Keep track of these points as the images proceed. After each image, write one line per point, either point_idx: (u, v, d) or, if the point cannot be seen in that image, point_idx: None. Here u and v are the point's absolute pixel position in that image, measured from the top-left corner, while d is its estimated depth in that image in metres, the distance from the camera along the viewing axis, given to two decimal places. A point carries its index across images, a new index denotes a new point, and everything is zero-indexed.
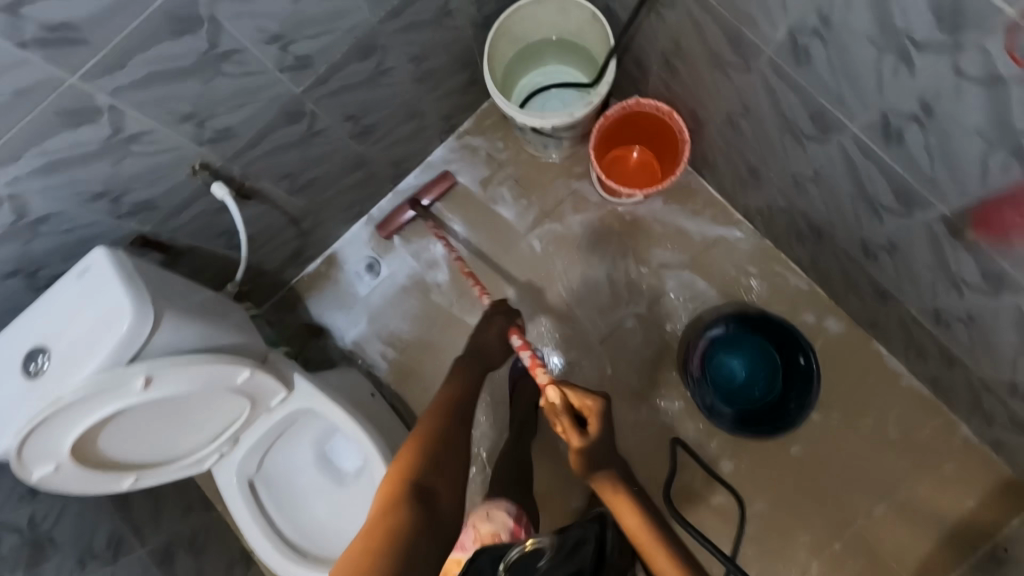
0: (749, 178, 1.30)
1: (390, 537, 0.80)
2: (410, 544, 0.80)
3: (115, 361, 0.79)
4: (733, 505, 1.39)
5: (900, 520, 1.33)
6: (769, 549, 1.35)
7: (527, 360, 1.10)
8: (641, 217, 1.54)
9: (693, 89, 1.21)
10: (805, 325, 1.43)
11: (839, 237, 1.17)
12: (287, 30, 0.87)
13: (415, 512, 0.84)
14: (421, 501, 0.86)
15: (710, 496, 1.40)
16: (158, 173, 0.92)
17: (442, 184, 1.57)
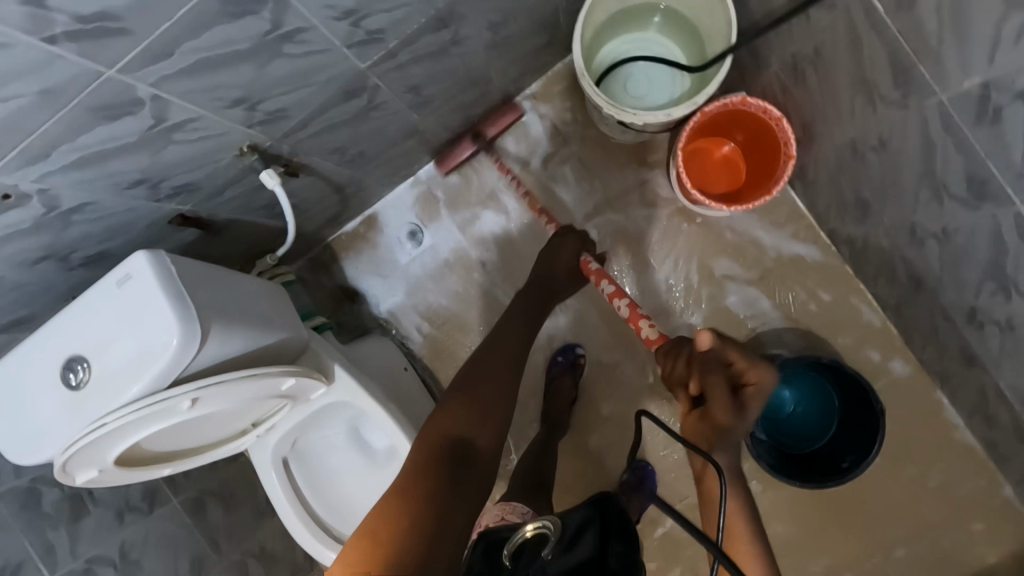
0: (852, 205, 1.15)
1: (417, 492, 0.75)
2: (439, 499, 0.75)
3: (159, 386, 0.73)
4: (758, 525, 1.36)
5: (920, 565, 1.31)
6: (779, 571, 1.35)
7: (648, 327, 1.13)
8: (713, 220, 1.40)
9: (816, 100, 1.04)
10: (867, 362, 1.34)
11: (943, 295, 1.05)
12: (362, 5, 0.72)
13: (447, 473, 0.79)
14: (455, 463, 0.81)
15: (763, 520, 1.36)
16: (203, 158, 0.80)
17: (506, 118, 1.42)
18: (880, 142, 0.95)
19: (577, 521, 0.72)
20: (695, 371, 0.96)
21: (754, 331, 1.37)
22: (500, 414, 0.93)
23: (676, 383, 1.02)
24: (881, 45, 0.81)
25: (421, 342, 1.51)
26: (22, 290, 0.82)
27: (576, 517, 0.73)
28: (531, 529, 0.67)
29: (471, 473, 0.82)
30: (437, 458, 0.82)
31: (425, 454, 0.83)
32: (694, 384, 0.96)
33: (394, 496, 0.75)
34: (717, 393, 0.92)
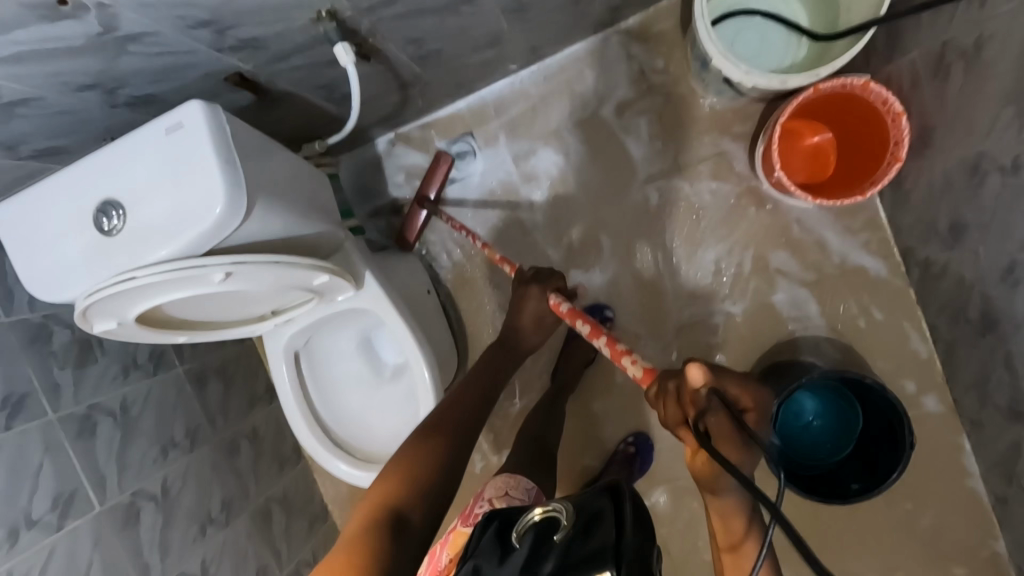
0: (944, 225, 1.05)
1: (371, 542, 0.68)
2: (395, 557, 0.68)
3: (194, 252, 0.68)
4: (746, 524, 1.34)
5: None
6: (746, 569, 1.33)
7: (632, 370, 0.83)
8: (782, 210, 1.30)
9: (952, 103, 0.92)
10: (900, 392, 1.28)
11: (1014, 343, 0.97)
12: None
13: (397, 518, 0.72)
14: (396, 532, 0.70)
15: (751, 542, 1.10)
16: (278, 12, 0.72)
17: (441, 171, 1.37)
18: (1012, 164, 0.84)
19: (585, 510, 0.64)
20: (688, 412, 0.66)
21: (793, 334, 1.30)
22: (451, 478, 0.80)
23: (675, 423, 0.69)
24: None
25: (449, 268, 1.46)
26: (63, 116, 0.76)
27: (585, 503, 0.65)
28: (541, 511, 0.63)
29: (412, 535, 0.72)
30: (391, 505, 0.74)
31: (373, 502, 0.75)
32: (694, 426, 0.65)
33: (356, 539, 0.69)
34: (727, 439, 0.64)
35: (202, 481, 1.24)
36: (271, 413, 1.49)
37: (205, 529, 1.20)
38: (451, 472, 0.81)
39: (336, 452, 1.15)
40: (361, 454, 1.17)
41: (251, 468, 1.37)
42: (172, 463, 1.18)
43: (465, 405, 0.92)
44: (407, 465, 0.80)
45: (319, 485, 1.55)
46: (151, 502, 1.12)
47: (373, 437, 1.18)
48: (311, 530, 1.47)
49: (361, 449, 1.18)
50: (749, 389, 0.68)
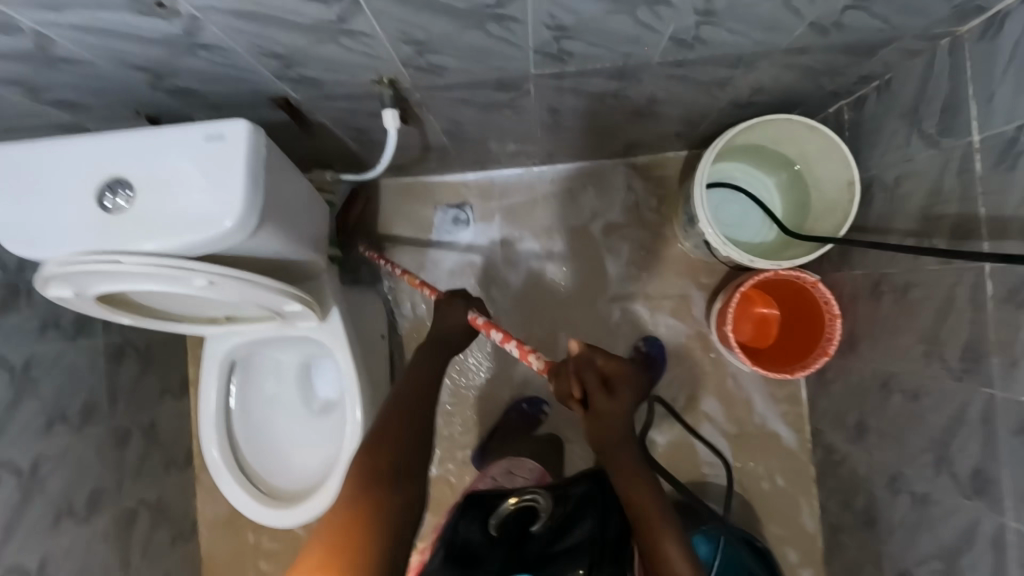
0: (851, 422, 1.19)
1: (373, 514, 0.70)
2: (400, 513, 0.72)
3: (187, 253, 0.69)
4: None
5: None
6: None
7: (534, 362, 0.92)
8: (722, 362, 1.42)
9: (879, 324, 1.08)
10: (783, 559, 1.37)
11: (887, 545, 1.09)
12: (576, 29, 0.71)
13: (389, 488, 0.75)
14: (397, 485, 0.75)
15: None
16: (347, 67, 0.78)
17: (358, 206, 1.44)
18: (914, 392, 0.99)
19: (576, 495, 0.92)
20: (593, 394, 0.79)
21: (705, 477, 1.39)
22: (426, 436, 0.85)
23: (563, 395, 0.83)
24: (970, 321, 0.85)
25: (409, 319, 1.48)
26: (99, 82, 0.77)
27: (576, 492, 0.92)
28: (516, 503, 0.87)
29: (406, 487, 0.76)
30: (377, 478, 0.76)
31: (365, 472, 0.77)
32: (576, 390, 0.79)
33: (345, 510, 0.71)
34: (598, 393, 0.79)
35: (79, 466, 1.13)
36: (176, 410, 1.40)
37: (60, 520, 1.09)
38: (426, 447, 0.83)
39: (238, 476, 1.09)
40: (263, 485, 1.12)
41: (135, 463, 1.27)
42: (54, 438, 1.08)
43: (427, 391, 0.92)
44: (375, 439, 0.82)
45: (199, 500, 1.45)
46: (13, 477, 1.01)
47: (282, 469, 1.14)
48: (171, 549, 1.34)
49: (265, 479, 1.13)
50: (615, 360, 0.82)
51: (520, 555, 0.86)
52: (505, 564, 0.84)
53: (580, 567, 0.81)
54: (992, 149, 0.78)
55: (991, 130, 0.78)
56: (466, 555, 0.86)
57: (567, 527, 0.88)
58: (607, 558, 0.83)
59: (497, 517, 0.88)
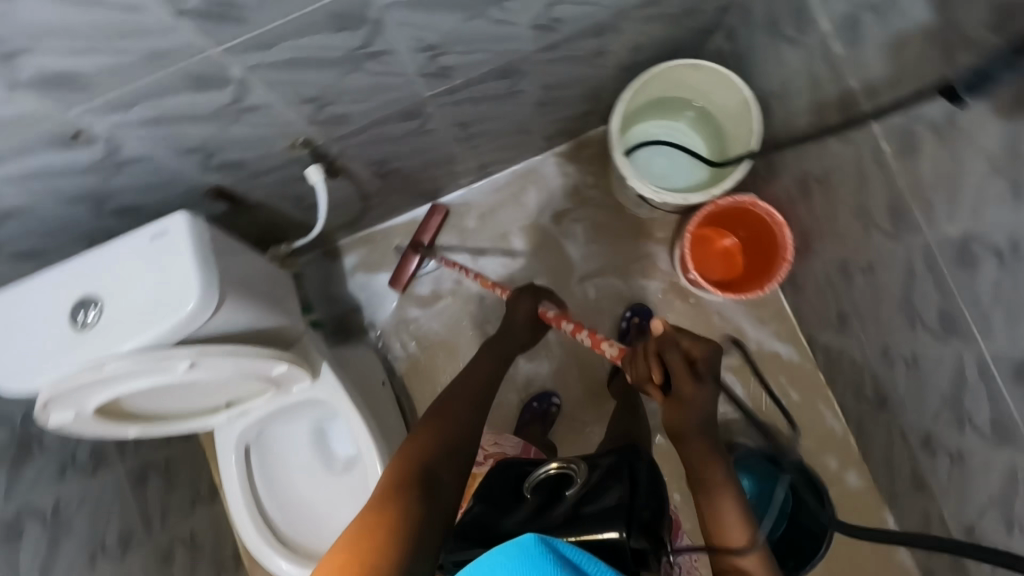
0: (834, 317, 1.23)
1: (387, 517, 0.68)
2: (423, 514, 0.70)
3: (163, 342, 0.75)
4: None
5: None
6: None
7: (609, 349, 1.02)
8: (703, 303, 1.47)
9: (819, 218, 1.14)
10: (824, 468, 1.39)
11: (903, 416, 1.12)
12: (445, 44, 0.80)
13: (419, 498, 0.72)
14: (422, 488, 0.74)
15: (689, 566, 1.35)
16: (261, 141, 0.86)
17: (435, 221, 1.51)
18: (868, 266, 1.04)
19: (604, 465, 0.78)
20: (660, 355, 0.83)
21: (724, 415, 1.43)
22: (459, 441, 0.85)
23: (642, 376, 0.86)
24: (885, 182, 0.91)
25: (404, 359, 1.53)
26: (49, 224, 0.84)
27: (604, 463, 0.78)
28: (557, 467, 0.78)
29: (437, 496, 0.74)
30: (405, 490, 0.73)
31: (396, 478, 0.76)
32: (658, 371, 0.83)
33: (371, 514, 0.69)
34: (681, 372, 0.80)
35: None
36: (212, 516, 1.43)
37: None
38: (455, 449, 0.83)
39: (280, 550, 1.11)
40: (305, 552, 1.14)
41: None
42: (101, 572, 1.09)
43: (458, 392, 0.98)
44: (419, 445, 0.83)
45: None
46: None
47: (320, 531, 1.17)
48: None
49: (306, 546, 1.15)
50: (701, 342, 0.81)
51: (546, 518, 0.73)
52: (534, 518, 0.75)
53: (616, 529, 0.67)
54: (841, 29, 0.86)
55: (833, 13, 0.87)
56: (487, 518, 0.78)
57: (598, 489, 0.74)
58: (645, 527, 0.69)
59: (530, 482, 0.80)
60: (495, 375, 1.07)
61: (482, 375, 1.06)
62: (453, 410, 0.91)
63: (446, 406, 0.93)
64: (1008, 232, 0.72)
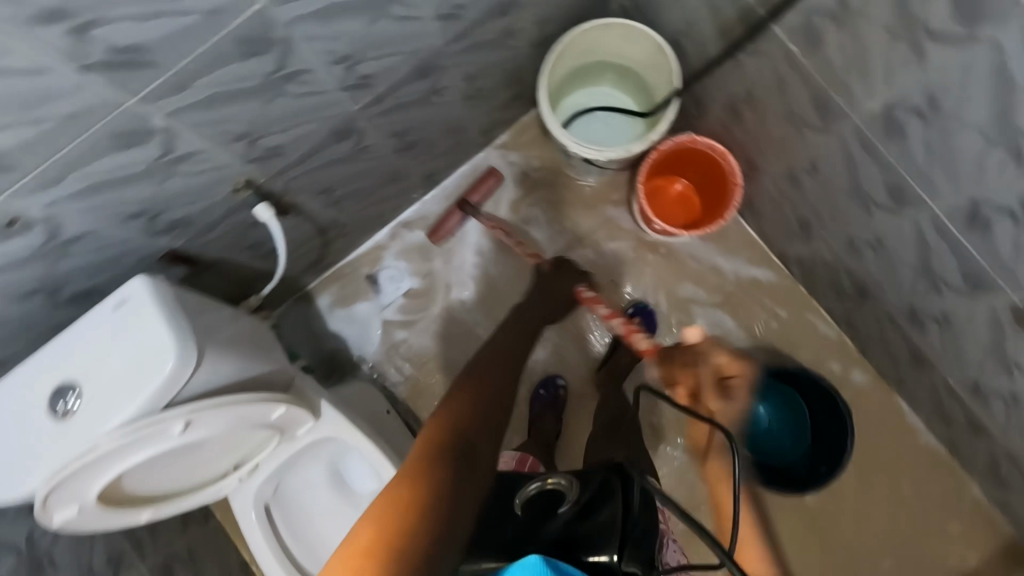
0: (796, 227, 1.27)
1: (419, 487, 0.66)
2: (455, 480, 0.69)
3: (152, 408, 0.73)
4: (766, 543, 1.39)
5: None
6: None
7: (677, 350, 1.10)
8: (674, 251, 1.50)
9: (755, 136, 1.18)
10: (830, 373, 1.42)
11: (885, 300, 1.16)
12: (357, 51, 0.81)
13: (452, 465, 0.71)
14: (456, 456, 0.72)
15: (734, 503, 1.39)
16: (202, 191, 0.86)
17: (487, 184, 1.51)
18: (811, 166, 1.08)
19: (596, 482, 0.72)
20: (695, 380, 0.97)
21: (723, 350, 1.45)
22: (490, 412, 0.84)
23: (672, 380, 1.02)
24: (802, 82, 0.95)
25: (403, 383, 1.51)
26: (6, 327, 0.82)
27: (596, 480, 0.72)
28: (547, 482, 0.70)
29: (473, 462, 0.73)
30: (442, 453, 0.72)
31: (428, 445, 0.74)
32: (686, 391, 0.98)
33: (402, 484, 0.67)
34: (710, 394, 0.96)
35: None
36: None
37: None
38: (488, 419, 0.83)
39: None
40: None
41: None
42: None
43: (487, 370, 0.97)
44: (456, 411, 0.82)
45: None
46: None
47: None
48: None
49: None
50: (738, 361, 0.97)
51: (538, 533, 0.67)
52: (529, 538, 0.66)
53: (611, 552, 0.62)
54: None
55: None
56: (473, 531, 0.70)
57: (592, 508, 0.68)
58: (637, 552, 0.65)
59: (521, 495, 0.71)
60: (516, 357, 1.06)
61: (507, 356, 1.04)
62: (480, 386, 0.90)
63: (476, 380, 0.93)
64: (921, 91, 0.77)
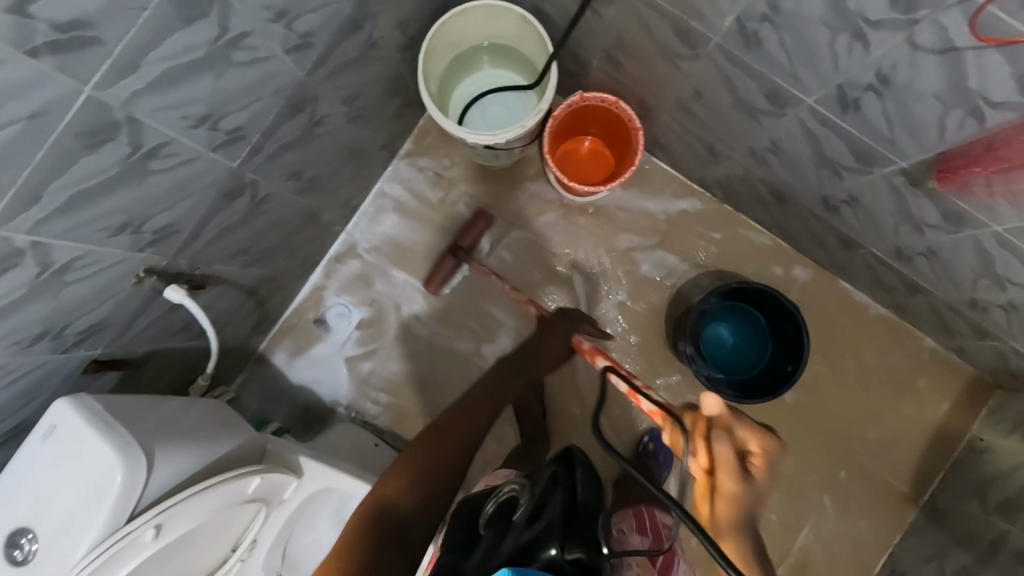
0: (703, 152, 1.31)
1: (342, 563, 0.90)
2: (369, 554, 0.91)
3: (115, 522, 0.71)
4: None
5: (907, 437, 1.45)
6: (796, 485, 1.45)
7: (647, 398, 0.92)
8: (602, 207, 1.53)
9: (638, 78, 1.20)
10: (776, 278, 1.48)
11: (799, 197, 1.21)
12: (214, 109, 0.78)
13: (374, 543, 0.92)
14: (386, 532, 0.93)
15: None
16: (102, 293, 0.82)
17: (478, 225, 1.48)
18: (696, 94, 1.11)
19: (544, 479, 0.80)
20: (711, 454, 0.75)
21: (673, 287, 1.49)
22: (441, 473, 1.02)
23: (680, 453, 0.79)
24: (660, 17, 0.97)
25: (383, 413, 1.50)
26: None
27: (543, 477, 0.80)
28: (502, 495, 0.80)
29: (393, 536, 0.93)
30: (371, 527, 0.93)
31: (364, 514, 0.95)
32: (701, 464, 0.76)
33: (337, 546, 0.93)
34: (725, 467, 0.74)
35: None
36: None
37: None
38: (431, 480, 1.00)
39: None
40: None
41: None
42: None
43: (450, 425, 1.11)
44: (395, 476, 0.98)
45: None
46: None
47: None
48: None
49: None
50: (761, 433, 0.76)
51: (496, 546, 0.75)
52: (491, 551, 0.74)
53: (552, 546, 0.69)
54: None
55: None
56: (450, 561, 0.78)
57: (538, 504, 0.76)
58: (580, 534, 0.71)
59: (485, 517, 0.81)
60: (499, 401, 1.23)
61: (489, 399, 1.22)
62: (444, 441, 1.06)
63: (430, 431, 1.07)
64: None
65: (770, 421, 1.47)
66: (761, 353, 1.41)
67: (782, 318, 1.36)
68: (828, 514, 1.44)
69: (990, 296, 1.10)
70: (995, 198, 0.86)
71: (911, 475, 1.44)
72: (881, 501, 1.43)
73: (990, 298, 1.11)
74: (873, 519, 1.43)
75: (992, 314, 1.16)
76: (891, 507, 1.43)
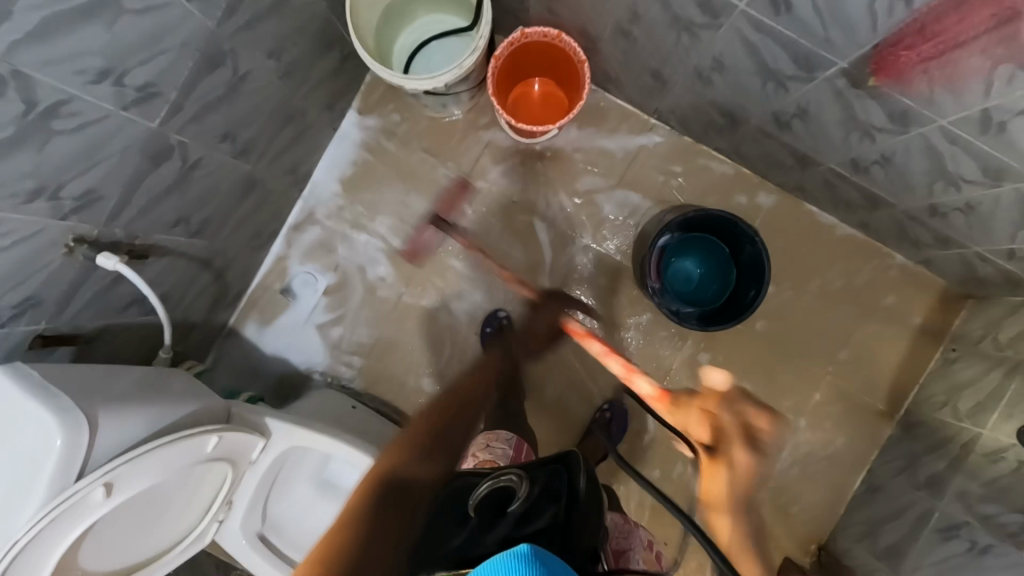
0: (652, 81, 1.27)
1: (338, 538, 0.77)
2: (368, 528, 0.77)
3: (63, 483, 0.74)
4: (740, 380, 1.47)
5: (880, 352, 1.45)
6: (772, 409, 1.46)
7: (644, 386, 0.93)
8: (559, 150, 1.49)
9: (575, 6, 1.16)
10: (739, 208, 1.46)
11: (750, 116, 1.18)
12: (115, 62, 0.76)
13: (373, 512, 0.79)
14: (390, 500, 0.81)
15: (698, 357, 1.47)
16: (28, 264, 0.82)
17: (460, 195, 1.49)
18: (633, 15, 1.08)
19: (541, 480, 0.78)
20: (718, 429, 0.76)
21: (637, 227, 1.47)
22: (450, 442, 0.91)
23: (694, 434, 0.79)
24: None
25: (356, 376, 1.50)
26: None
27: (541, 477, 0.78)
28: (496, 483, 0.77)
29: (401, 502, 0.81)
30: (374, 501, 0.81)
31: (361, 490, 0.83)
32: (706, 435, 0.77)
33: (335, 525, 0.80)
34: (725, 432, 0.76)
35: None
36: None
37: None
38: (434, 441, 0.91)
39: None
40: None
41: None
42: None
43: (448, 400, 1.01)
44: (396, 453, 0.88)
45: None
46: None
47: None
48: None
49: None
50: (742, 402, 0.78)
51: (482, 540, 0.70)
52: (472, 539, 0.71)
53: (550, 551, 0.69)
54: None
55: None
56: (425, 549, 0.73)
57: (534, 507, 0.74)
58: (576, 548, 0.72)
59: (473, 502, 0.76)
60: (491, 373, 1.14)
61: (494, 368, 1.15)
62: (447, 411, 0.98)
63: (437, 422, 0.94)
64: None
65: (743, 350, 1.47)
66: (727, 284, 1.40)
67: (743, 245, 1.35)
68: (805, 435, 1.45)
69: (947, 199, 1.08)
70: (935, 88, 0.83)
71: (886, 391, 1.44)
72: (857, 417, 1.45)
73: (948, 201, 1.09)
74: (850, 436, 1.45)
75: (951, 219, 1.14)
76: (866, 422, 1.45)
